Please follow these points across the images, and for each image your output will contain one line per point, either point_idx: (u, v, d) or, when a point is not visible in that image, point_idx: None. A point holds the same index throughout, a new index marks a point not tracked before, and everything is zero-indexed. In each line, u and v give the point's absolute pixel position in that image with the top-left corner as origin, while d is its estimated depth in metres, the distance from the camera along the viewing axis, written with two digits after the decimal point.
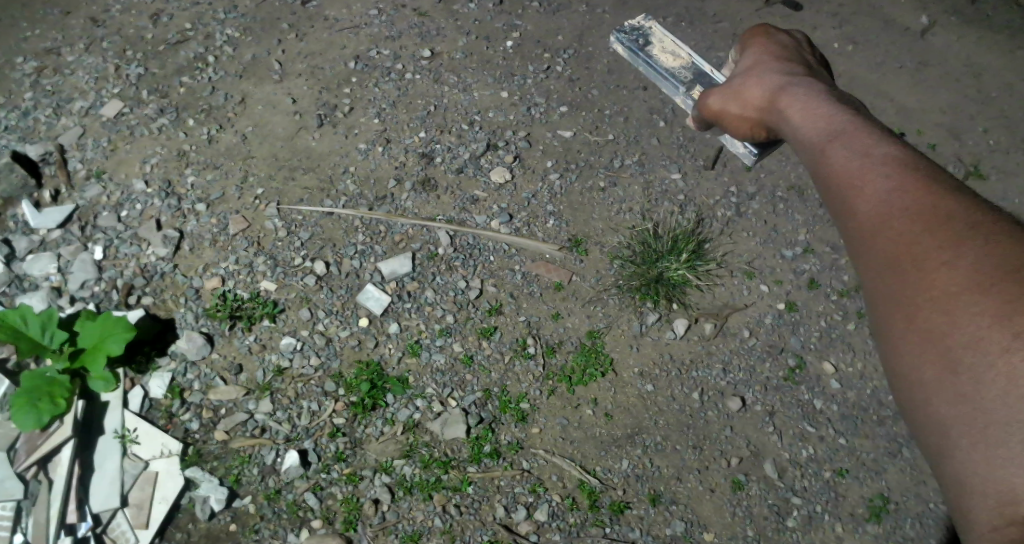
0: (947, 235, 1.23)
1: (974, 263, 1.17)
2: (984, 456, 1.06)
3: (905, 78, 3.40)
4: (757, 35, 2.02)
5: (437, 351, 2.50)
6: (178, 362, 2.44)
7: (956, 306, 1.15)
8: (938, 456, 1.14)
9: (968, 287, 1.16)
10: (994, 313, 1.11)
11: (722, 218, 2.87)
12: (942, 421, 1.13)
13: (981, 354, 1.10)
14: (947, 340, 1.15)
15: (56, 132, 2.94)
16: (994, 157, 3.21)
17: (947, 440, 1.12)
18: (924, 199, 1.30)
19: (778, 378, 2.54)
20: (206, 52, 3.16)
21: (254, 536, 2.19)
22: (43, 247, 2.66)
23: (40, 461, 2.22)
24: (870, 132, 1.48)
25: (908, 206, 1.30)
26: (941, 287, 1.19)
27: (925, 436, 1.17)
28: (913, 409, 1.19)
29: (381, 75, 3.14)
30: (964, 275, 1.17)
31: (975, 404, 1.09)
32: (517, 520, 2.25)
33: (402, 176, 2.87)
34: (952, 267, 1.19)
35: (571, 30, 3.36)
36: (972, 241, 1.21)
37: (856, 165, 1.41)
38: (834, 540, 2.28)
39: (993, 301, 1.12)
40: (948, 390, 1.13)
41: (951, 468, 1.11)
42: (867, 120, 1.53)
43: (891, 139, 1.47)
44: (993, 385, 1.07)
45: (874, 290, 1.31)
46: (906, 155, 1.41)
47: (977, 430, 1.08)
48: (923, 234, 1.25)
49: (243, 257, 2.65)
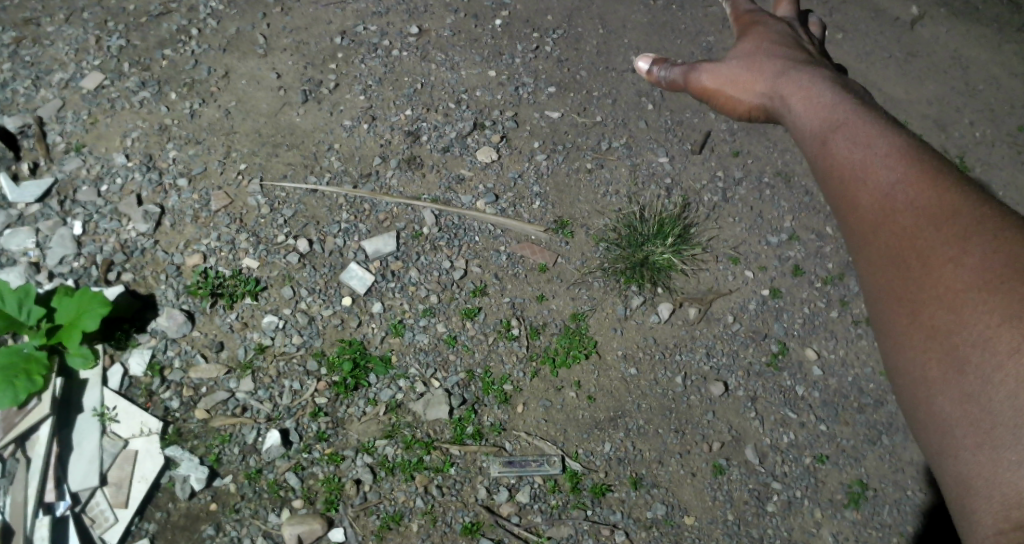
0: (953, 231, 1.18)
1: (981, 259, 1.12)
2: (989, 458, 1.00)
3: (894, 68, 3.40)
4: (752, 24, 2.00)
5: (421, 331, 2.49)
6: (158, 339, 2.41)
7: (961, 303, 1.10)
8: (938, 456, 1.08)
9: (978, 285, 1.10)
10: (1003, 311, 1.05)
11: (709, 203, 2.87)
12: (944, 420, 1.07)
13: (988, 355, 1.04)
14: (953, 339, 1.09)
15: (35, 104, 2.87)
16: (979, 149, 3.22)
17: (949, 439, 1.06)
18: (930, 191, 1.25)
19: (760, 363, 2.55)
20: (189, 25, 3.10)
21: (235, 515, 2.18)
22: (21, 221, 2.61)
23: (18, 439, 2.18)
24: (873, 122, 1.44)
25: (912, 199, 1.25)
26: (945, 284, 1.13)
27: (925, 436, 1.11)
28: (913, 407, 1.13)
29: (368, 51, 3.10)
30: (972, 273, 1.11)
31: (982, 405, 1.03)
32: (498, 501, 2.26)
33: (387, 153, 2.84)
34: (958, 263, 1.14)
35: (560, 10, 3.32)
36: (979, 234, 1.15)
37: (859, 157, 1.37)
38: (813, 525, 2.30)
39: (1002, 299, 1.07)
40: (953, 389, 1.07)
41: (952, 468, 1.05)
42: (871, 110, 1.49)
43: (894, 128, 1.43)
44: (1000, 387, 1.02)
45: (874, 284, 1.25)
46: (909, 145, 1.36)
47: (982, 431, 1.02)
48: (927, 228, 1.20)
49: (225, 233, 2.61)
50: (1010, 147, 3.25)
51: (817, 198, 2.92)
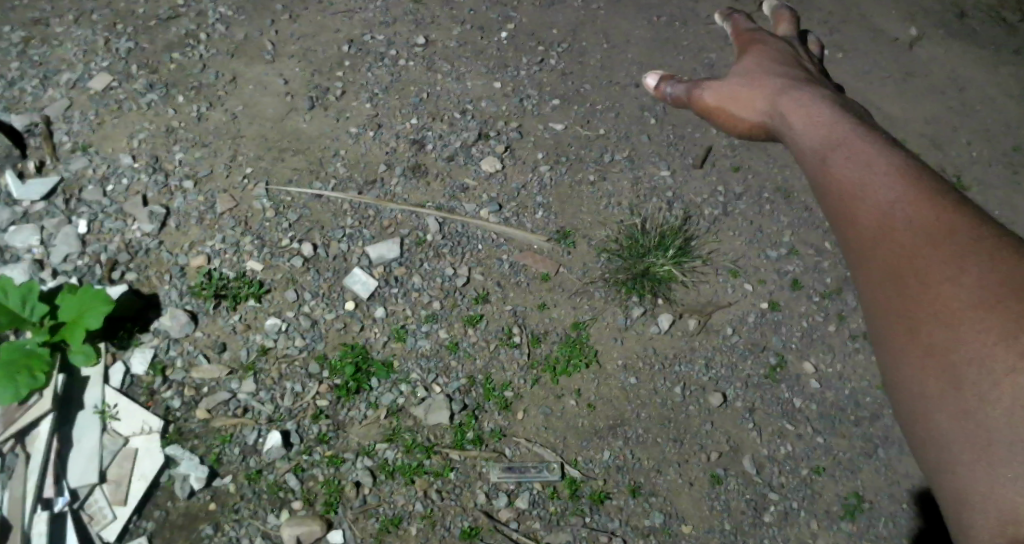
0: (951, 249, 1.20)
1: (978, 277, 1.14)
2: (986, 473, 1.01)
3: (891, 89, 3.47)
4: (753, 41, 2.05)
5: (423, 336, 2.50)
6: (161, 339, 2.42)
7: (958, 321, 1.11)
8: (937, 473, 1.08)
9: (975, 304, 1.12)
10: (1000, 330, 1.07)
11: (709, 217, 2.90)
12: (942, 436, 1.07)
13: (985, 371, 1.05)
14: (951, 355, 1.10)
15: (42, 103, 2.89)
16: (975, 169, 3.28)
17: (947, 455, 1.06)
18: (927, 210, 1.28)
19: (758, 375, 2.58)
20: (198, 30, 3.14)
21: (234, 515, 2.18)
22: (26, 219, 2.62)
23: (17, 435, 2.20)
24: (872, 141, 1.47)
25: (910, 218, 1.28)
26: (944, 302, 1.15)
27: (923, 451, 1.11)
28: (912, 422, 1.13)
29: (375, 60, 3.13)
30: (969, 291, 1.13)
31: (978, 421, 1.04)
32: (497, 506, 2.27)
33: (393, 161, 2.87)
34: (956, 282, 1.15)
35: (564, 25, 3.38)
36: (977, 254, 1.17)
37: (858, 175, 1.40)
38: (810, 536, 2.32)
39: (998, 317, 1.08)
40: (950, 405, 1.07)
41: (950, 484, 1.05)
42: (868, 128, 1.52)
43: (892, 147, 1.46)
44: (996, 404, 1.03)
45: (871, 300, 1.27)
46: (907, 165, 1.39)
47: (979, 447, 1.02)
48: (925, 246, 1.22)
49: (230, 236, 2.63)
50: (1005, 167, 3.31)
51: (815, 214, 2.97)
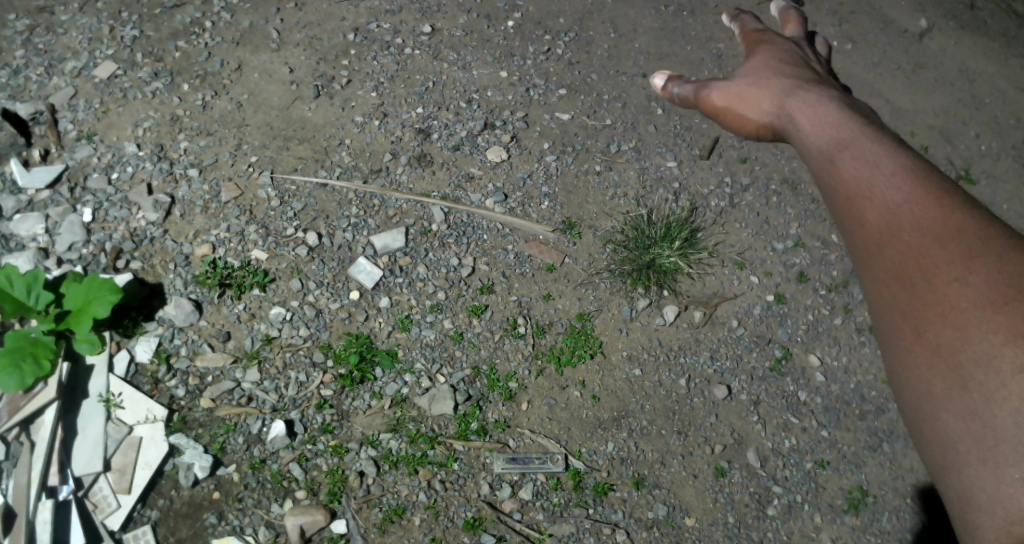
0: (959, 249, 1.18)
1: (986, 278, 1.12)
2: (993, 474, 0.99)
3: (900, 80, 3.43)
4: (760, 42, 2.04)
5: (428, 327, 2.50)
6: (165, 328, 2.42)
7: (966, 322, 1.10)
8: (942, 472, 1.07)
9: (982, 304, 1.10)
10: (1008, 331, 1.05)
11: (715, 208, 2.88)
12: (947, 435, 1.06)
13: (992, 372, 1.04)
14: (957, 355, 1.08)
15: (47, 91, 2.89)
16: (984, 162, 3.26)
17: (952, 455, 1.05)
18: (935, 210, 1.26)
19: (764, 368, 2.57)
20: (203, 17, 3.12)
21: (237, 504, 2.19)
22: (31, 207, 2.63)
23: (22, 423, 2.21)
24: (880, 141, 1.45)
25: (918, 218, 1.26)
26: (951, 302, 1.13)
27: (929, 451, 1.10)
28: (919, 422, 1.12)
29: (380, 49, 3.11)
30: (977, 291, 1.12)
31: (985, 422, 1.02)
32: (501, 497, 2.27)
33: (398, 150, 2.86)
34: (964, 282, 1.14)
35: (572, 13, 3.34)
36: (984, 254, 1.16)
37: (866, 175, 1.38)
38: (812, 529, 2.32)
39: (1006, 318, 1.07)
40: (957, 405, 1.06)
41: (956, 484, 1.04)
42: (876, 129, 1.50)
43: (900, 148, 1.44)
44: (1003, 404, 1.02)
45: (878, 300, 1.25)
46: (915, 165, 1.37)
47: (986, 446, 1.01)
48: (933, 246, 1.21)
49: (234, 225, 2.62)
50: (1014, 160, 3.28)
51: (823, 206, 2.94)
